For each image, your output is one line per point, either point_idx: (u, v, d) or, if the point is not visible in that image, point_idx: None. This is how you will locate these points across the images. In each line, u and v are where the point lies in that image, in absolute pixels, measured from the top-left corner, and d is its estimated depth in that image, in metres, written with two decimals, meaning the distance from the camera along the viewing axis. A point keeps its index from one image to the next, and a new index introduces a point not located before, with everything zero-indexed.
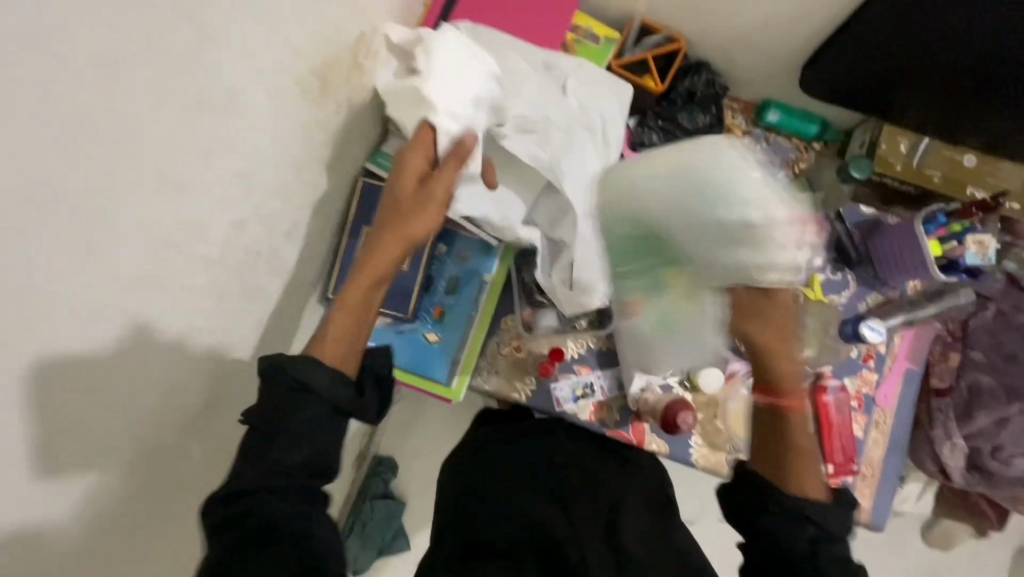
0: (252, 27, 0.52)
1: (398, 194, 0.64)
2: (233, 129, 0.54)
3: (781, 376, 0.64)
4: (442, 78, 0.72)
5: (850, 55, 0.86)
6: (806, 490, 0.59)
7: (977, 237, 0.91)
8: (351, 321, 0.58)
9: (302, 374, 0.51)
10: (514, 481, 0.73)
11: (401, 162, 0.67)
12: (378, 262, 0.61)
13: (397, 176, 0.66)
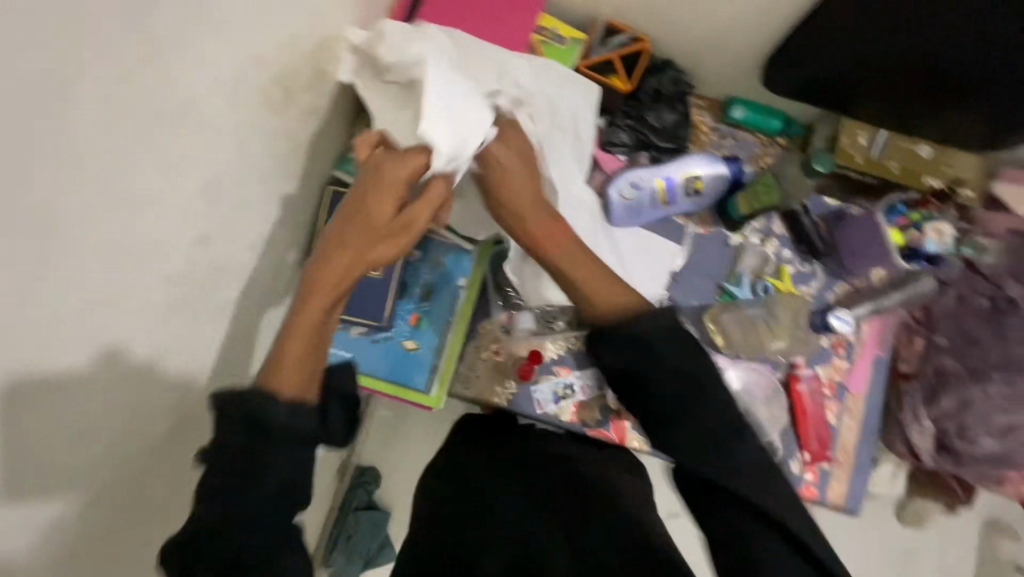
0: (209, 36, 0.50)
1: (371, 212, 0.57)
2: (192, 143, 0.52)
3: (525, 233, 0.66)
4: (440, 88, 0.69)
5: (811, 51, 0.87)
6: (592, 302, 0.60)
7: (935, 226, 0.95)
8: (313, 333, 0.54)
9: (251, 406, 0.48)
10: (497, 494, 0.71)
11: (381, 172, 0.59)
12: (332, 277, 0.56)
13: (375, 192, 0.58)
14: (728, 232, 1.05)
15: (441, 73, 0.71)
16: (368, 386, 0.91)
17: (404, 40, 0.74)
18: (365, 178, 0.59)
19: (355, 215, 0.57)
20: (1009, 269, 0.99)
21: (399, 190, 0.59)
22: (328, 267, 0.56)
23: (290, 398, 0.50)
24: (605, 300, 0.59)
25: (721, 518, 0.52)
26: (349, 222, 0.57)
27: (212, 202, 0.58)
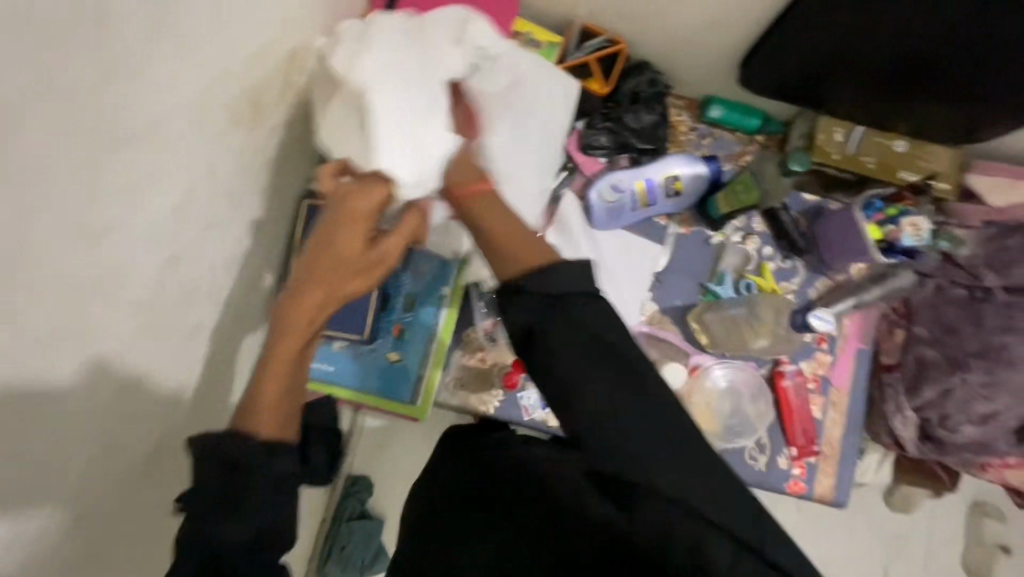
0: (169, 57, 0.48)
1: (341, 245, 0.55)
2: (157, 165, 0.51)
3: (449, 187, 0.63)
4: (392, 95, 0.67)
5: (785, 48, 0.87)
6: (502, 266, 0.55)
7: (911, 221, 0.97)
8: (286, 369, 0.52)
9: (230, 451, 0.47)
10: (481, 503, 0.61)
11: (350, 204, 0.57)
12: (302, 313, 0.53)
13: (344, 224, 0.56)
14: (709, 231, 1.05)
15: (393, 79, 0.67)
16: (355, 399, 0.91)
17: (366, 37, 0.69)
18: (334, 209, 0.57)
19: (325, 248, 0.55)
20: (987, 259, 0.99)
21: (368, 220, 0.57)
22: (298, 302, 0.53)
23: (268, 438, 0.49)
24: (518, 263, 0.54)
25: (648, 494, 0.47)
26: (319, 257, 0.55)
27: (182, 224, 0.56)
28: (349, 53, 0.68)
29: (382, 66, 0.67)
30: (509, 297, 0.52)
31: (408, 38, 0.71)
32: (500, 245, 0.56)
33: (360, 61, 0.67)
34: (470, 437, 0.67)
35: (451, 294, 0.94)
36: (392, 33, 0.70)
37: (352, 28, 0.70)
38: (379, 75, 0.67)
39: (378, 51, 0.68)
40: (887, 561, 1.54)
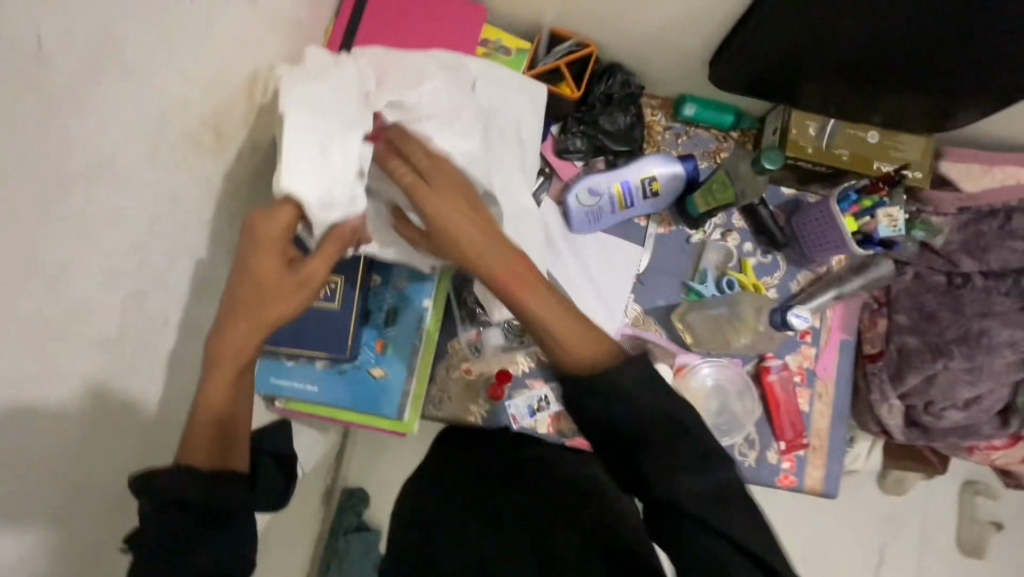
0: (117, 89, 0.47)
1: (256, 272, 0.55)
2: (112, 200, 0.50)
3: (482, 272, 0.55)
4: (321, 134, 0.61)
5: (752, 46, 0.87)
6: (567, 353, 0.50)
7: (886, 211, 0.95)
8: (217, 411, 0.53)
9: (174, 488, 0.47)
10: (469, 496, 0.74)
11: (255, 233, 0.56)
12: (231, 347, 0.54)
13: (254, 252, 0.55)
14: (689, 230, 1.05)
15: (325, 120, 0.62)
16: (340, 417, 0.91)
17: (321, 69, 0.65)
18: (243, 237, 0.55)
19: (240, 280, 0.55)
20: (961, 246, 1.00)
21: (279, 245, 0.56)
22: (225, 341, 0.54)
23: (211, 467, 0.52)
24: (580, 355, 0.50)
25: (696, 528, 0.46)
26: (234, 289, 0.55)
27: (143, 257, 0.55)
28: (300, 82, 0.62)
29: (328, 101, 0.63)
30: (573, 393, 0.50)
31: (356, 86, 0.67)
32: (560, 336, 0.51)
33: (285, 99, 0.61)
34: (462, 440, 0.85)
35: (432, 303, 0.94)
36: (336, 76, 0.65)
37: (317, 52, 0.66)
38: (303, 106, 0.61)
39: (323, 89, 0.63)
40: (884, 544, 1.55)
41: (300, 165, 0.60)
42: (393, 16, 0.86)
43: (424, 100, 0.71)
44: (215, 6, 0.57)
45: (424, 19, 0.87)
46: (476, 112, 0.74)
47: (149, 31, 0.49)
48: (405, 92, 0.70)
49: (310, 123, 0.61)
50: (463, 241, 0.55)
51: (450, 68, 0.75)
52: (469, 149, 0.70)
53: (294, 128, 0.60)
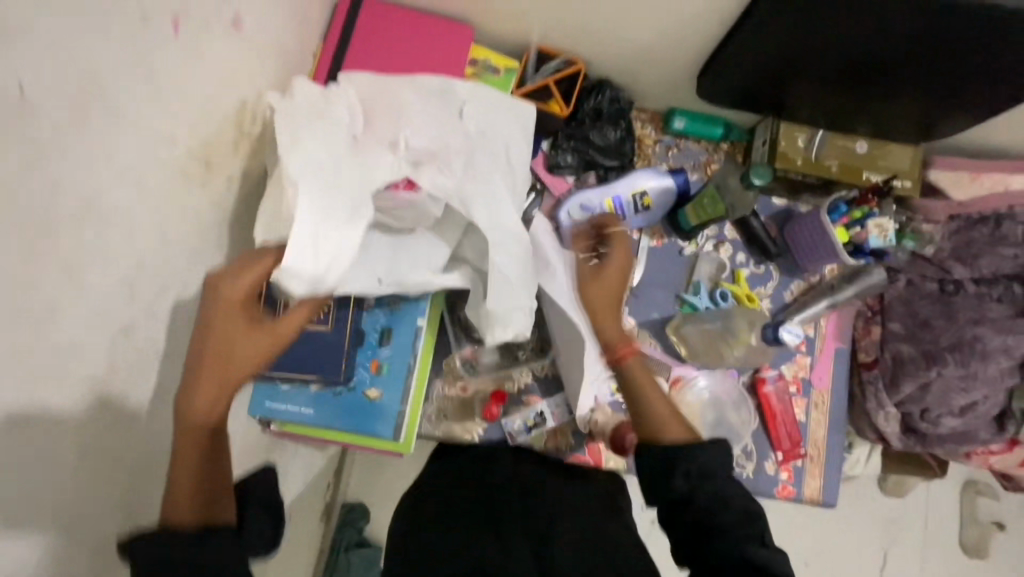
0: (102, 132, 0.48)
1: (230, 319, 0.58)
2: (98, 239, 0.50)
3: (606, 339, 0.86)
4: (320, 208, 0.61)
5: (739, 61, 0.88)
6: (668, 436, 0.74)
7: (877, 222, 0.97)
8: (192, 461, 0.55)
9: (164, 544, 0.49)
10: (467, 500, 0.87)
11: (218, 292, 0.58)
12: (201, 398, 0.56)
13: (227, 300, 0.58)
14: (682, 242, 1.06)
15: (326, 195, 0.62)
16: (335, 438, 0.91)
17: (314, 110, 0.66)
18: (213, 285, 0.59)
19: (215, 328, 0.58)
20: (953, 251, 1.02)
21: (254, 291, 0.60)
22: (198, 386, 0.56)
23: (196, 525, 0.53)
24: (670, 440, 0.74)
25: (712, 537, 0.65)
26: (207, 336, 0.57)
27: (131, 292, 0.55)
28: (292, 120, 0.64)
29: (323, 160, 0.63)
30: (643, 457, 0.74)
31: (347, 135, 0.68)
32: (658, 420, 0.76)
33: (290, 171, 0.61)
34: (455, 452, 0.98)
35: (426, 325, 0.94)
36: (328, 124, 0.66)
37: (306, 85, 0.67)
38: (298, 153, 0.62)
39: (317, 144, 0.64)
40: (886, 547, 1.55)
41: (303, 246, 0.59)
42: (380, 40, 0.87)
43: (408, 141, 0.71)
44: (200, 44, 0.58)
45: (411, 42, 0.88)
46: (462, 141, 0.75)
47: (134, 72, 0.50)
48: (390, 136, 0.71)
49: (311, 199, 0.60)
50: (599, 314, 0.87)
51: (439, 94, 0.76)
52: (445, 184, 0.72)
53: (295, 173, 0.61)
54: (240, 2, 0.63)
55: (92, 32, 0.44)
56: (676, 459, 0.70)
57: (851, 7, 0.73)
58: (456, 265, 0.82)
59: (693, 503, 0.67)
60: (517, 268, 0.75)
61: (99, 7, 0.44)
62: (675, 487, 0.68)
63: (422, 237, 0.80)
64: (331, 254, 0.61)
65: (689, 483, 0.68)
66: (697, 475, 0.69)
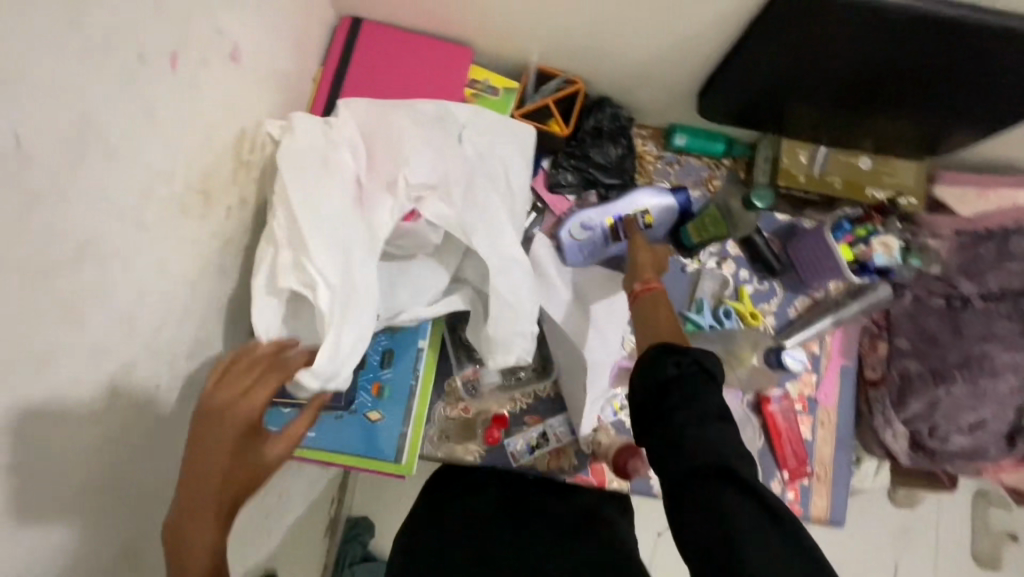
0: (101, 172, 0.48)
1: (229, 448, 0.54)
2: (95, 279, 0.49)
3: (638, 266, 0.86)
4: (342, 306, 0.63)
5: (740, 79, 0.87)
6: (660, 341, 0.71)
7: (881, 240, 0.98)
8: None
9: None
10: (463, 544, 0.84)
11: (228, 410, 0.54)
12: (201, 511, 0.52)
13: (227, 427, 0.54)
14: (684, 258, 1.05)
15: (348, 287, 0.64)
16: (336, 462, 0.89)
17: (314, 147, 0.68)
18: (205, 408, 0.54)
19: (212, 456, 0.53)
20: (960, 266, 1.01)
21: (256, 417, 0.56)
22: (202, 503, 0.52)
23: None
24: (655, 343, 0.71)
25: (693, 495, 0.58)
26: (210, 458, 0.53)
27: (131, 328, 0.55)
28: (289, 156, 0.66)
29: (337, 233, 0.65)
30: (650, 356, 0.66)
31: (352, 183, 0.70)
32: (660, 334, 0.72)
33: (313, 262, 0.62)
34: (444, 489, 0.93)
35: (427, 347, 0.94)
36: (338, 183, 0.68)
37: (306, 120, 0.68)
38: (303, 200, 0.64)
39: (330, 212, 0.66)
40: (897, 562, 1.52)
41: (331, 349, 0.62)
42: (378, 66, 0.87)
43: (407, 178, 0.71)
44: (198, 77, 0.58)
45: (410, 66, 0.88)
46: (461, 167, 0.75)
47: (132, 110, 0.50)
48: (392, 174, 0.72)
49: (335, 295, 0.63)
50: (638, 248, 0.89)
51: (437, 120, 0.76)
52: (446, 213, 0.72)
53: (305, 224, 0.63)
54: (238, 35, 0.63)
55: (89, 73, 0.45)
56: (665, 353, 0.65)
57: (852, 23, 0.72)
58: (457, 287, 0.82)
59: (671, 395, 0.62)
60: (519, 294, 0.75)
61: (96, 48, 0.45)
62: (663, 375, 0.63)
63: (422, 261, 0.80)
64: (353, 345, 0.64)
65: (681, 372, 0.63)
66: (689, 363, 0.63)
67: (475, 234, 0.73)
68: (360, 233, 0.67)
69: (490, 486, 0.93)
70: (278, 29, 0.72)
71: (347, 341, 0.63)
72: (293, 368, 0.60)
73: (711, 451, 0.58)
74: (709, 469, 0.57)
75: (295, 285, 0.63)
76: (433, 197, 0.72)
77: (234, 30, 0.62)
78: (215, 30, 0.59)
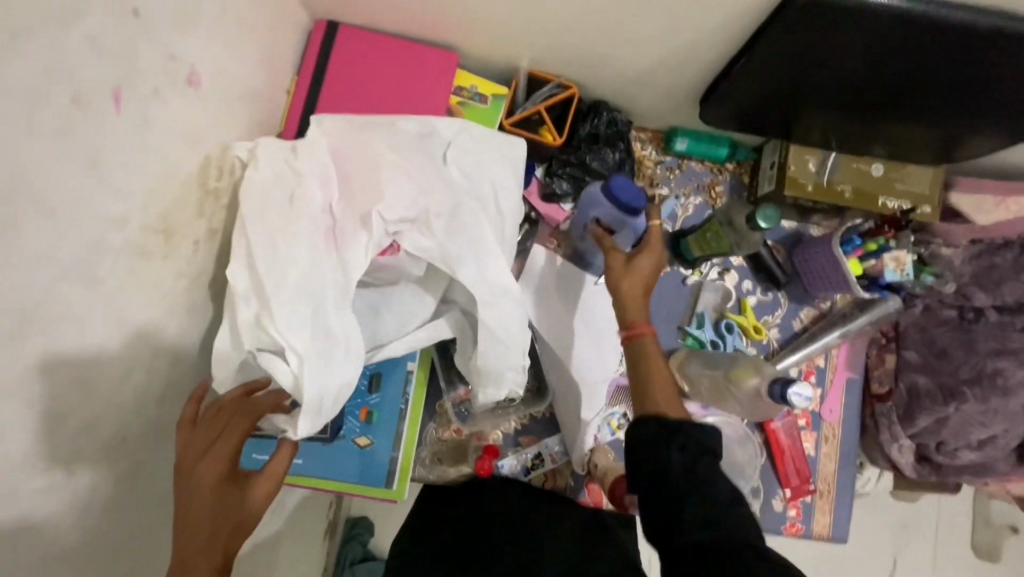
0: (40, 232, 0.43)
1: (205, 505, 0.53)
2: (42, 346, 0.45)
3: (627, 309, 0.74)
4: (311, 360, 0.59)
5: (747, 85, 0.81)
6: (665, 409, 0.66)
7: (892, 255, 0.93)
8: None
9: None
10: (459, 539, 0.83)
11: (194, 470, 0.54)
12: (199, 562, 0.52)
13: (197, 485, 0.53)
14: (684, 270, 1.00)
15: (321, 339, 0.61)
16: (329, 488, 0.86)
17: (280, 181, 0.64)
18: (177, 469, 0.54)
19: (195, 512, 0.52)
20: (973, 277, 0.96)
21: (229, 465, 0.55)
22: (194, 558, 0.52)
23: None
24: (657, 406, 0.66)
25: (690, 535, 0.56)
26: (188, 515, 0.52)
27: (88, 390, 0.51)
28: (251, 201, 0.63)
29: (304, 287, 0.61)
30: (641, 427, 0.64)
31: (322, 216, 0.65)
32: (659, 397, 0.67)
33: (276, 324, 0.59)
34: (438, 500, 0.91)
35: (416, 369, 0.90)
36: (306, 226, 0.63)
37: (270, 146, 0.65)
38: (266, 246, 0.61)
39: (296, 263, 0.62)
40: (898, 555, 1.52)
41: (312, 413, 0.60)
42: (357, 75, 0.81)
43: (382, 215, 0.66)
44: (150, 111, 0.53)
45: (391, 75, 0.82)
46: (445, 192, 0.71)
47: (72, 157, 0.45)
48: (366, 209, 0.67)
49: (308, 357, 0.60)
50: (617, 277, 0.76)
51: (420, 142, 0.72)
52: (426, 246, 0.69)
53: (267, 278, 0.60)
54: (195, 56, 0.58)
55: (17, 128, 0.40)
56: (672, 433, 0.61)
57: (867, 30, 0.66)
58: (445, 310, 0.78)
59: (675, 476, 0.58)
60: (508, 325, 0.71)
61: (22, 97, 0.40)
62: (665, 456, 0.60)
63: (405, 287, 0.76)
64: (336, 400, 0.62)
65: (685, 456, 0.60)
66: (694, 445, 0.60)
67: (466, 265, 0.69)
68: (341, 279, 0.64)
69: (479, 490, 0.89)
70: (244, 45, 0.67)
71: (332, 382, 0.61)
72: (260, 412, 0.58)
73: (713, 516, 0.56)
74: (716, 536, 0.55)
75: (259, 349, 0.60)
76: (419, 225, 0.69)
77: (190, 53, 0.57)
78: (166, 57, 0.54)
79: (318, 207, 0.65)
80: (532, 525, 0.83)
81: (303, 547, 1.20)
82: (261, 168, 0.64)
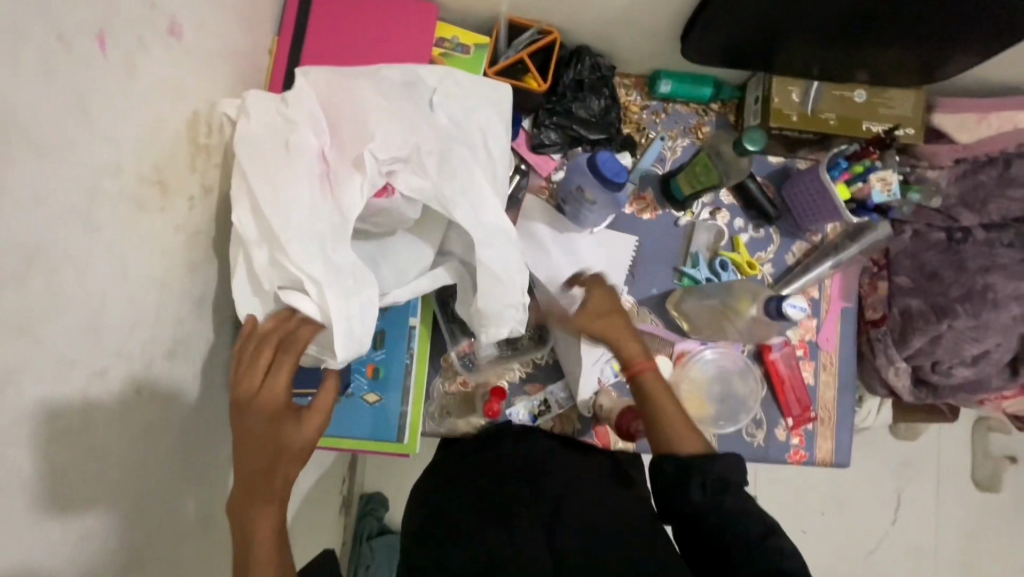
0: (35, 173, 0.44)
1: (261, 433, 0.57)
2: (48, 292, 0.46)
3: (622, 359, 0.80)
4: (332, 289, 0.61)
5: (727, 18, 0.81)
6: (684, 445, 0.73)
7: (879, 175, 0.94)
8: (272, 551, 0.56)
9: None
10: (478, 491, 0.83)
11: (248, 406, 0.57)
12: (260, 485, 0.56)
13: (254, 415, 0.56)
14: (676, 213, 1.01)
15: (334, 272, 0.62)
16: (344, 446, 0.88)
17: (271, 132, 0.65)
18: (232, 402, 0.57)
19: (253, 441, 0.56)
20: (960, 198, 0.98)
21: (284, 398, 0.58)
22: (256, 481, 0.56)
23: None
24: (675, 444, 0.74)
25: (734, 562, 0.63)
26: (246, 444, 0.56)
27: (97, 338, 0.52)
28: (246, 152, 0.63)
29: (305, 232, 0.62)
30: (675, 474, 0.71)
31: (317, 164, 0.66)
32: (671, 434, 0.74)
33: (289, 261, 0.61)
34: (460, 449, 0.92)
35: (421, 325, 0.91)
36: (301, 172, 0.64)
37: (259, 99, 0.65)
38: (267, 193, 0.62)
39: (293, 208, 0.62)
40: (900, 489, 1.55)
41: (345, 337, 0.62)
42: (336, 32, 0.81)
43: (375, 154, 0.67)
44: (136, 61, 0.54)
45: (372, 26, 0.82)
46: (435, 137, 0.72)
47: (59, 98, 0.45)
48: (359, 151, 0.67)
49: (329, 286, 0.61)
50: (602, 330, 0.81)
51: (405, 91, 0.73)
52: (423, 186, 0.69)
53: (272, 224, 0.61)
54: (175, 6, 0.58)
55: (9, 70, 0.41)
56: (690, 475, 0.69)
57: None
58: (444, 260, 0.79)
59: (704, 516, 0.66)
60: (505, 262, 0.72)
61: (8, 32, 0.40)
62: (691, 501, 0.68)
63: (402, 236, 0.78)
64: (365, 323, 0.64)
65: (707, 495, 0.68)
66: (713, 484, 0.68)
67: (462, 206, 0.70)
68: (338, 218, 0.64)
69: (495, 433, 0.92)
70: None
71: (353, 307, 0.62)
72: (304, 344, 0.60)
73: (753, 548, 0.62)
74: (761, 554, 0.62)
75: (275, 286, 0.62)
76: (410, 170, 0.69)
77: (170, 4, 0.57)
78: (147, 6, 0.54)
79: (313, 157, 0.65)
80: (549, 467, 0.84)
81: (319, 516, 1.21)
82: (251, 121, 0.64)
